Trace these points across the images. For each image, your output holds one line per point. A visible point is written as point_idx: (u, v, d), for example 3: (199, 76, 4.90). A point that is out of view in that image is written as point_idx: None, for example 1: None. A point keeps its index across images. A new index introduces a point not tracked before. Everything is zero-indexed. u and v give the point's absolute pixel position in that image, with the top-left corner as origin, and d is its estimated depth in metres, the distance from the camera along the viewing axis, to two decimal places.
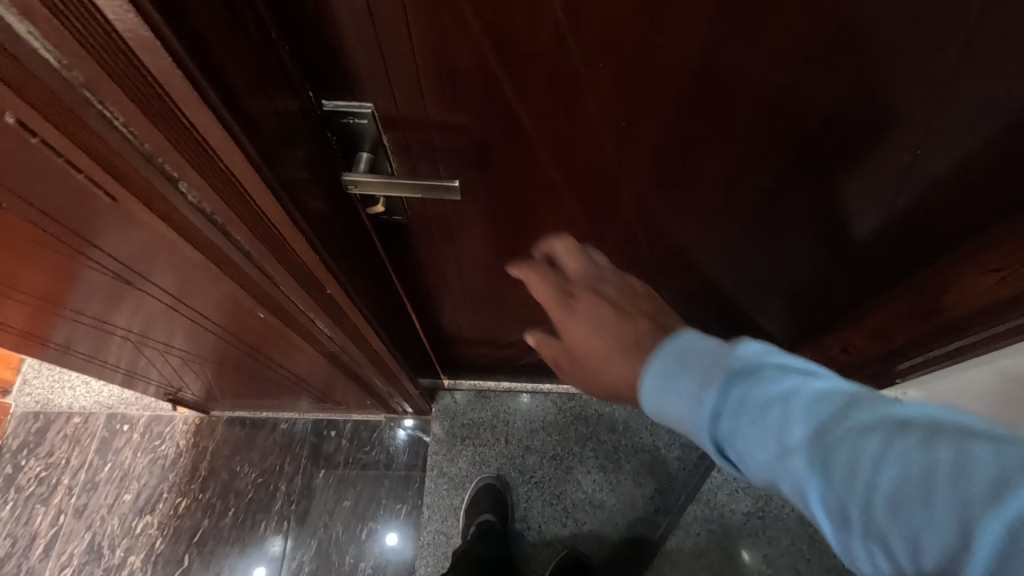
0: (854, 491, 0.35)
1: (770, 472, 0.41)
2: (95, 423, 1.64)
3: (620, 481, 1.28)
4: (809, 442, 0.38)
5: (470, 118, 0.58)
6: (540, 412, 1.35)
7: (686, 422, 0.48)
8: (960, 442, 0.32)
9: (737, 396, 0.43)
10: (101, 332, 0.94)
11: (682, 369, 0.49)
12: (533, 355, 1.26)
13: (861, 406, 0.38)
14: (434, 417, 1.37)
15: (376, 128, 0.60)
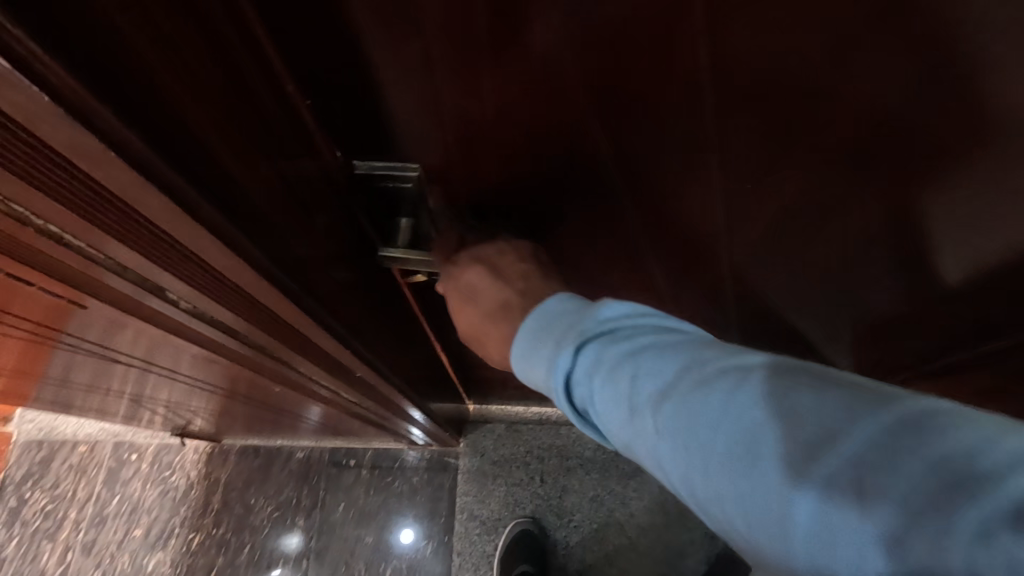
0: (718, 467, 0.29)
1: (628, 443, 0.34)
2: (102, 451, 1.51)
3: (667, 524, 1.15)
4: (667, 410, 0.31)
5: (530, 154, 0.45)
6: (578, 448, 1.23)
7: (543, 379, 0.40)
8: (833, 404, 0.27)
9: (593, 357, 0.36)
10: (93, 394, 0.83)
11: (543, 318, 0.42)
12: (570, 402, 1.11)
13: (718, 367, 0.31)
14: (463, 454, 1.26)
15: (420, 180, 0.47)
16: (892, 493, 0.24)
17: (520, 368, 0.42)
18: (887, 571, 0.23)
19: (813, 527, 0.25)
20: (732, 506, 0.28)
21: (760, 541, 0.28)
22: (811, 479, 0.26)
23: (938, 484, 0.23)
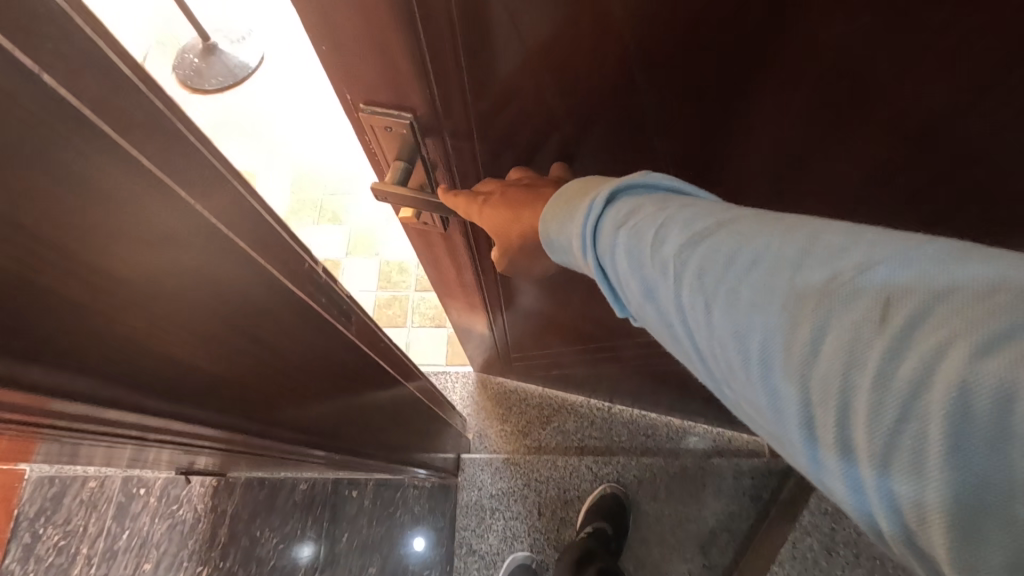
0: (745, 315, 0.31)
1: (648, 300, 0.37)
2: (112, 485, 1.41)
3: (664, 557, 1.12)
4: (705, 264, 0.34)
5: (526, 108, 0.49)
6: (574, 479, 1.22)
7: (573, 253, 0.44)
8: (883, 258, 0.28)
9: (621, 213, 0.40)
10: (79, 458, 0.83)
11: (564, 201, 0.45)
12: (564, 371, 1.17)
13: (756, 224, 0.34)
14: (463, 487, 1.25)
15: (416, 147, 0.51)
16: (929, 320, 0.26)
17: (548, 246, 0.47)
18: (883, 384, 0.26)
19: (849, 382, 0.27)
20: (757, 353, 0.31)
21: (779, 366, 0.30)
22: (853, 327, 0.27)
23: (978, 313, 0.25)
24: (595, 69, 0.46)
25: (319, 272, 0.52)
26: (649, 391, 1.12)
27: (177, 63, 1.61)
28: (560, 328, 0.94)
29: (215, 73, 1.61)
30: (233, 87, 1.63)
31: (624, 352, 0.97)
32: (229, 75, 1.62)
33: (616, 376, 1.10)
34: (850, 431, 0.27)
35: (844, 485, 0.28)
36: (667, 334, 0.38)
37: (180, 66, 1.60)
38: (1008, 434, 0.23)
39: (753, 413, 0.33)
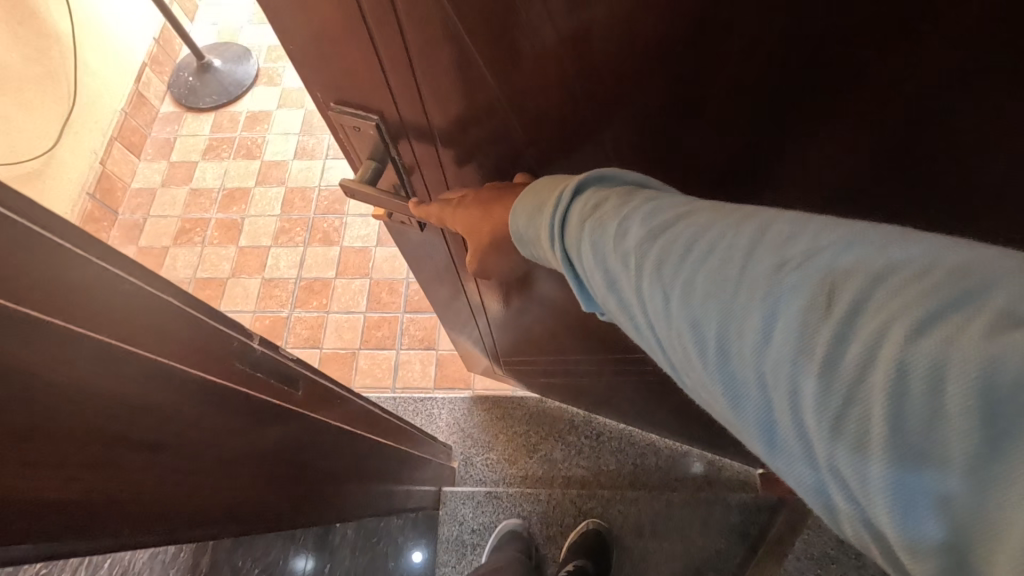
0: (701, 308, 0.30)
1: (611, 295, 0.35)
2: None
3: None
4: (662, 254, 0.32)
5: (490, 123, 0.46)
6: (556, 514, 1.11)
7: (541, 246, 0.41)
8: (830, 245, 0.28)
9: (586, 206, 0.37)
10: None
11: (536, 194, 0.42)
12: (548, 384, 1.07)
13: (714, 214, 0.32)
14: (444, 523, 1.13)
15: (385, 147, 0.50)
16: (877, 306, 0.25)
17: (515, 240, 0.44)
18: (832, 370, 0.25)
19: (799, 367, 0.26)
20: (714, 343, 0.29)
21: (735, 354, 0.28)
22: (799, 314, 0.27)
23: (923, 297, 0.24)
24: (560, 98, 0.42)
25: (254, 348, 0.56)
26: (633, 413, 1.05)
27: (172, 80, 1.67)
28: (534, 345, 0.90)
29: (209, 91, 1.65)
30: (226, 105, 1.65)
31: (606, 369, 0.91)
32: (223, 92, 1.65)
33: (613, 394, 1.00)
34: (803, 418, 0.26)
35: (803, 473, 0.27)
36: (630, 329, 0.36)
37: (175, 85, 1.66)
38: (941, 412, 0.22)
39: (713, 405, 0.31)
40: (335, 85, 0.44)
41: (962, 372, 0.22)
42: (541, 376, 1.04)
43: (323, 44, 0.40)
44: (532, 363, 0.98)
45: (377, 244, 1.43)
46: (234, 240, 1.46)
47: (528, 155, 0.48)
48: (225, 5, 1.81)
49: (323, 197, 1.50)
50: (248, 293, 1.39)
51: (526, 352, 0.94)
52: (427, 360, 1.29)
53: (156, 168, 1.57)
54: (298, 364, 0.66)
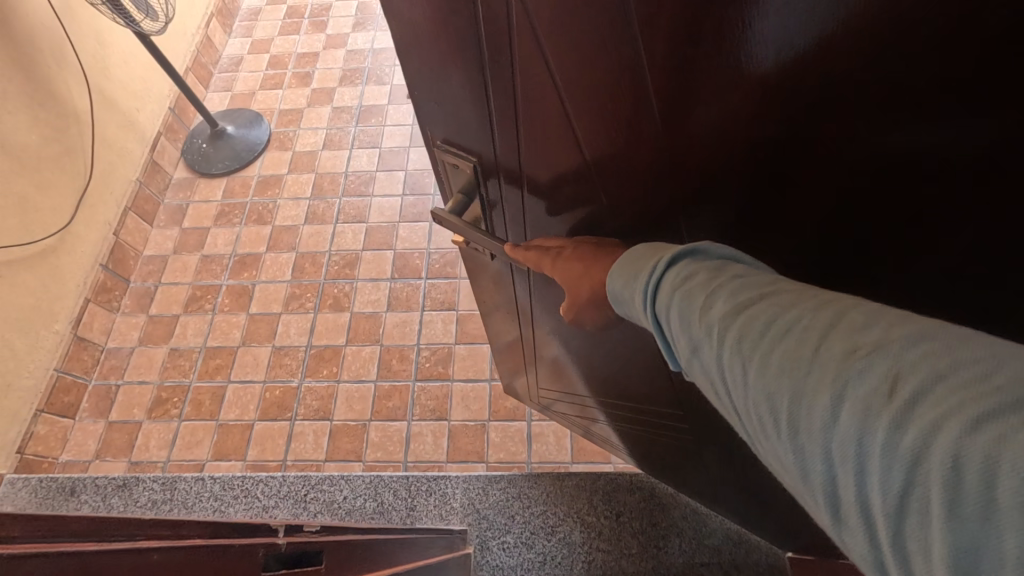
0: (770, 378, 0.28)
1: (693, 364, 0.33)
2: None
3: None
4: (742, 329, 0.30)
5: (578, 182, 0.49)
6: None
7: (635, 308, 0.39)
8: (906, 334, 0.25)
9: (676, 276, 0.35)
10: None
11: (631, 261, 0.41)
12: (586, 415, 1.07)
13: (799, 294, 0.30)
14: None
15: (475, 185, 0.55)
16: (945, 395, 0.23)
17: (610, 296, 0.43)
18: (891, 454, 0.23)
19: (862, 444, 0.24)
20: (784, 418, 0.27)
21: (801, 427, 0.27)
22: (862, 397, 0.25)
23: (993, 393, 0.22)
24: (656, 172, 0.43)
25: (279, 544, 0.46)
26: (664, 468, 1.03)
27: (185, 147, 1.71)
28: (580, 373, 0.91)
29: (222, 157, 1.70)
30: (238, 170, 1.69)
31: (640, 416, 0.90)
32: (235, 158, 1.70)
33: (644, 443, 0.99)
34: (867, 495, 0.24)
35: (868, 553, 0.25)
36: (709, 396, 0.34)
37: (189, 151, 1.71)
38: (996, 507, 0.20)
39: (785, 476, 0.29)
40: (447, 126, 0.50)
41: (1016, 476, 0.20)
42: (575, 402, 1.05)
43: (444, 92, 0.46)
44: (572, 385, 0.98)
45: (387, 309, 1.42)
46: (244, 307, 1.46)
47: (612, 216, 0.51)
48: (240, 78, 1.90)
49: (334, 262, 1.51)
50: (258, 362, 1.38)
51: (571, 376, 0.94)
52: (439, 432, 1.26)
53: (168, 235, 1.58)
54: (325, 533, 0.57)
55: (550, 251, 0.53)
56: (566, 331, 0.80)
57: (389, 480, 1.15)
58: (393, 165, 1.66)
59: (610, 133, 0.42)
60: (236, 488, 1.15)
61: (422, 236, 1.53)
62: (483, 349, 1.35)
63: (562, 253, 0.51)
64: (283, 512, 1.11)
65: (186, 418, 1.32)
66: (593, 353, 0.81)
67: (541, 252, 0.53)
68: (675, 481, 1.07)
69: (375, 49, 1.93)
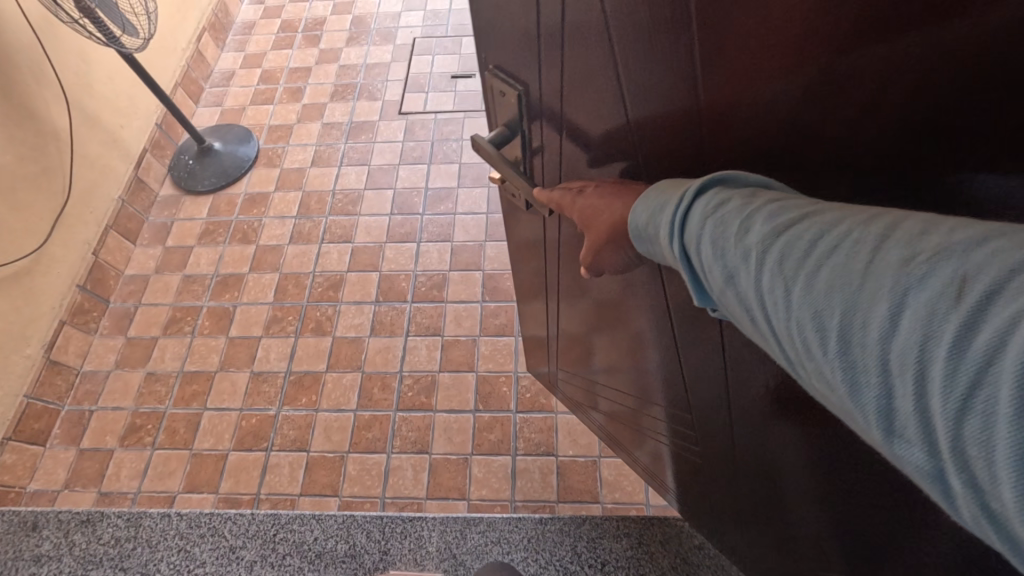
0: (823, 294, 0.27)
1: (729, 290, 0.33)
2: None
3: None
4: (788, 249, 0.29)
5: (617, 141, 0.49)
6: None
7: (661, 243, 0.38)
8: (965, 238, 0.24)
9: (710, 203, 0.34)
10: None
11: (659, 194, 0.39)
12: (638, 415, 0.90)
13: (845, 210, 0.29)
14: None
15: (519, 121, 0.58)
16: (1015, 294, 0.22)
17: (632, 233, 0.41)
18: (957, 358, 0.23)
19: (924, 351, 0.24)
20: (835, 332, 0.27)
21: (857, 340, 0.26)
22: (924, 304, 0.24)
23: None
24: (684, 148, 0.44)
25: None
26: (712, 501, 0.89)
27: (172, 163, 1.68)
28: (629, 359, 0.79)
29: (208, 174, 1.66)
30: (225, 186, 1.66)
31: (688, 429, 0.77)
32: (222, 175, 1.66)
33: (653, 448, 0.95)
34: (926, 403, 0.24)
35: (922, 462, 0.25)
36: (745, 323, 0.33)
37: (176, 167, 1.67)
38: None
39: (828, 395, 0.29)
40: (502, 51, 0.53)
41: None
42: (626, 395, 0.89)
43: (503, 14, 0.50)
44: (627, 371, 0.82)
45: (370, 334, 1.37)
46: (224, 330, 1.42)
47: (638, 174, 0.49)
48: (230, 92, 1.88)
49: (317, 284, 1.46)
50: (235, 389, 1.33)
51: (625, 360, 0.80)
52: (420, 466, 1.20)
53: (151, 254, 1.55)
54: None
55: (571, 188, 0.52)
56: (606, 302, 0.74)
57: (363, 521, 1.11)
58: (381, 183, 1.62)
59: (653, 93, 0.43)
60: (203, 526, 1.13)
61: (410, 257, 1.48)
62: (469, 376, 1.30)
63: (584, 189, 0.50)
64: (251, 554, 1.09)
65: (159, 446, 1.27)
66: (636, 336, 0.72)
67: (566, 193, 0.52)
68: (679, 498, 1.02)
69: (368, 64, 1.89)
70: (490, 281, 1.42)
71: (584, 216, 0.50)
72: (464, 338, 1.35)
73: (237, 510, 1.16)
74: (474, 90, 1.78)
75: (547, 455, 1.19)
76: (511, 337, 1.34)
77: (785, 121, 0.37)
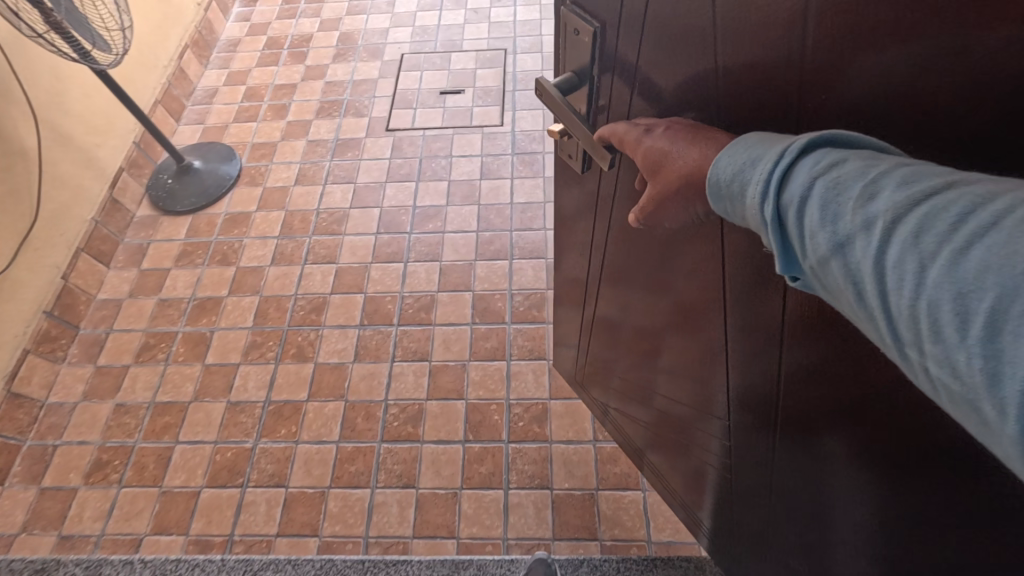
0: (949, 266, 0.23)
1: (828, 257, 0.28)
2: None
3: None
4: (913, 218, 0.25)
5: (696, 89, 0.45)
6: None
7: (746, 203, 0.34)
8: None
9: (821, 161, 0.29)
10: None
11: (751, 147, 0.35)
12: (685, 424, 0.81)
13: (987, 181, 0.25)
14: None
15: (591, 65, 0.55)
16: None
17: (712, 190, 0.37)
18: None
19: None
20: (954, 308, 0.23)
21: (981, 321, 0.22)
22: None
23: None
24: (766, 106, 0.40)
25: None
26: (750, 534, 0.79)
27: (150, 182, 1.62)
28: (684, 361, 0.70)
29: (188, 193, 1.60)
30: (205, 207, 1.60)
31: (741, 448, 0.68)
32: (203, 194, 1.61)
33: (684, 456, 0.88)
34: None
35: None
36: (839, 294, 0.30)
37: (154, 187, 1.61)
38: None
39: (926, 377, 0.26)
40: None
41: None
42: (673, 400, 0.80)
43: None
44: (679, 374, 0.73)
45: (354, 360, 1.30)
46: (200, 356, 1.34)
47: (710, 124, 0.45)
48: (213, 109, 1.83)
49: (299, 306, 1.40)
50: (210, 421, 1.25)
51: (679, 360, 0.71)
52: (405, 501, 1.13)
53: (125, 277, 1.48)
54: None
55: (638, 128, 0.48)
56: (661, 290, 0.67)
57: (343, 565, 1.06)
58: (367, 202, 1.56)
59: (755, 32, 0.39)
60: (169, 573, 1.06)
61: (396, 278, 1.42)
62: (458, 404, 1.23)
63: (659, 130, 0.45)
64: None
65: (127, 484, 1.19)
66: (695, 333, 0.64)
67: (637, 131, 0.47)
68: (707, 520, 0.93)
69: (355, 80, 1.85)
70: (481, 302, 1.36)
71: (652, 163, 0.45)
72: (452, 363, 1.28)
73: (207, 554, 1.08)
74: (463, 106, 1.74)
75: (540, 488, 1.12)
76: (503, 361, 1.28)
77: (891, 77, 0.32)
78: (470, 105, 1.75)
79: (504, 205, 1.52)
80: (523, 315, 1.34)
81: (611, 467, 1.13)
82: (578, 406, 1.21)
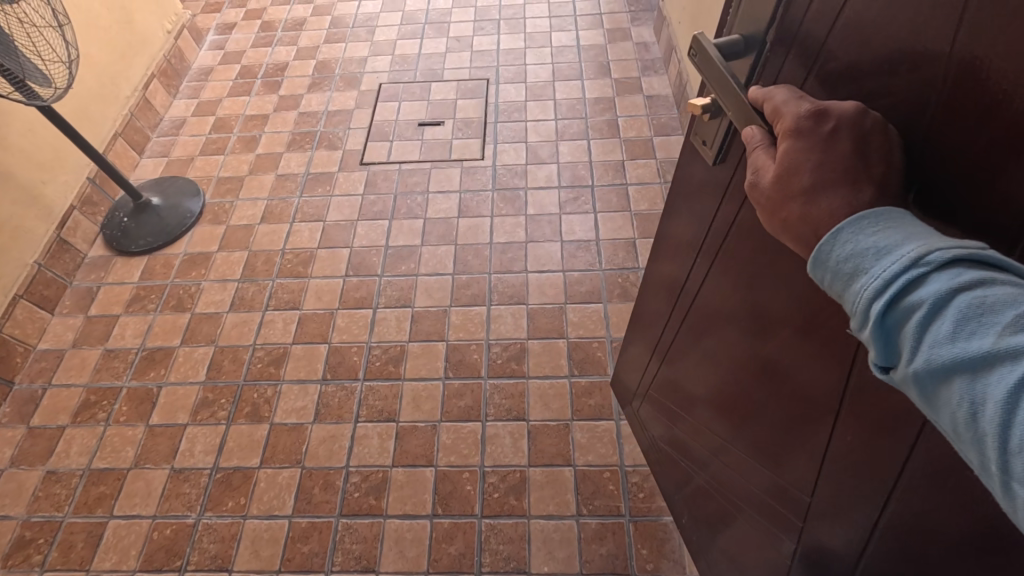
0: None
1: (960, 382, 0.25)
2: None
3: None
4: None
5: (906, 77, 0.34)
6: None
7: (856, 290, 0.30)
8: None
9: (976, 281, 0.26)
10: None
11: (879, 232, 0.31)
12: (786, 511, 0.61)
13: None
14: None
15: (764, 26, 0.45)
16: None
17: (815, 260, 0.33)
18: None
19: None
20: None
21: None
22: None
23: None
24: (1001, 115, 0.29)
25: None
26: None
27: (105, 222, 1.52)
28: (816, 436, 0.51)
29: (145, 232, 1.49)
30: (163, 247, 1.49)
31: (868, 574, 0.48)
32: (160, 234, 1.49)
33: (775, 549, 0.67)
34: None
35: None
36: (952, 422, 0.26)
37: (109, 225, 1.50)
38: None
39: None
40: None
41: None
42: (779, 477, 0.60)
43: None
44: (812, 457, 0.53)
45: (315, 421, 1.18)
46: (144, 416, 1.22)
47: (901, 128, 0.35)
48: (179, 142, 1.73)
49: (256, 359, 1.28)
50: (150, 492, 1.12)
51: (809, 433, 0.52)
52: None
53: (70, 324, 1.36)
54: None
55: (807, 107, 0.37)
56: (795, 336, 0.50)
57: None
58: (336, 242, 1.46)
59: None
60: None
61: (364, 326, 1.31)
62: (427, 473, 1.10)
63: (826, 130, 0.35)
64: None
65: (50, 566, 1.05)
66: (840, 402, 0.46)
67: (799, 118, 0.37)
68: None
69: (329, 111, 1.77)
70: (456, 353, 1.25)
71: (783, 163, 0.37)
72: (423, 424, 1.16)
73: None
74: (442, 139, 1.65)
75: (517, 573, 0.99)
76: (477, 423, 1.16)
77: None
78: (450, 137, 1.66)
79: (483, 245, 1.42)
80: (501, 369, 1.22)
81: (598, 547, 1.01)
82: (561, 475, 1.09)
